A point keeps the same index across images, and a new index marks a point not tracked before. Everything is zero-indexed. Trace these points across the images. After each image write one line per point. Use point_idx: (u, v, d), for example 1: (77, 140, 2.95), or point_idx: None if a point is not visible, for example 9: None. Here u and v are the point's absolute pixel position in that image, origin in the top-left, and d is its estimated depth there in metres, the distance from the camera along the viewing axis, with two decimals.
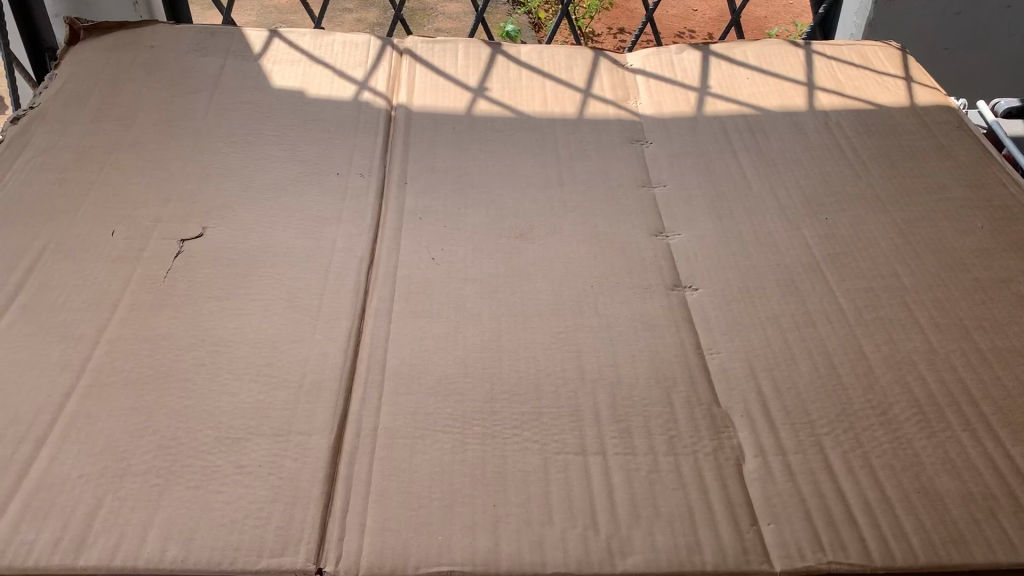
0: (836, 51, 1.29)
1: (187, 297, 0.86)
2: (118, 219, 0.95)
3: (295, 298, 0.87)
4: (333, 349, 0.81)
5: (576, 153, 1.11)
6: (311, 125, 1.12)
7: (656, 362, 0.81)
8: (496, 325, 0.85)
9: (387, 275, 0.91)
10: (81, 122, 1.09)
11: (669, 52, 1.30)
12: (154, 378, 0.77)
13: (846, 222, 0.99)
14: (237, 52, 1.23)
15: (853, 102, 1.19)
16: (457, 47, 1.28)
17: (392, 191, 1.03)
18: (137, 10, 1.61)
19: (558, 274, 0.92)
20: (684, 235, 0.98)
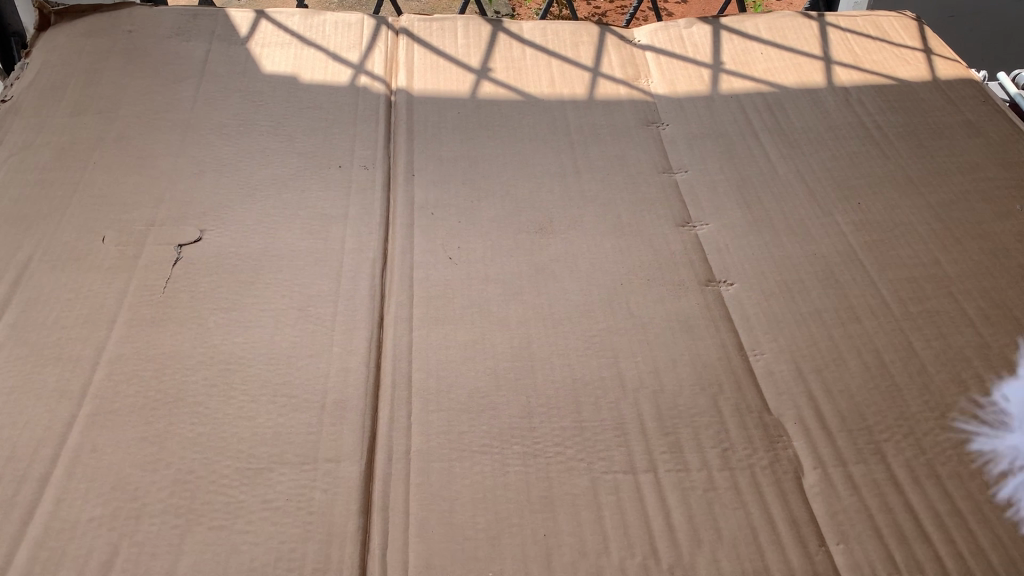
0: (850, 23, 1.24)
1: (191, 309, 0.79)
2: (108, 225, 0.88)
3: (307, 306, 0.81)
4: (355, 363, 0.75)
5: (590, 138, 1.05)
6: (307, 114, 1.05)
7: (700, 366, 0.77)
8: (525, 332, 0.80)
9: (404, 277, 0.85)
10: (59, 116, 1.01)
11: (678, 26, 1.24)
12: (163, 403, 0.71)
13: (879, 206, 0.94)
14: (223, 35, 1.15)
15: (873, 76, 1.14)
16: (456, 25, 1.21)
17: (400, 185, 0.97)
18: None
19: (585, 271, 0.87)
20: (712, 224, 0.93)
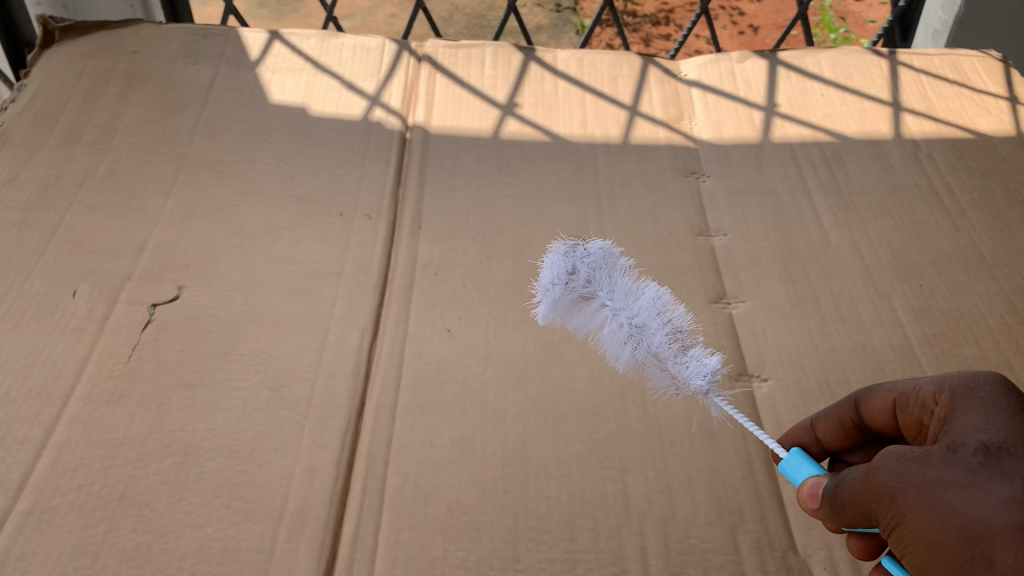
0: (926, 62, 1.11)
1: (154, 385, 0.72)
2: (82, 276, 0.81)
3: (281, 386, 0.73)
4: (325, 461, 0.67)
5: (620, 190, 0.95)
6: (312, 152, 0.97)
7: (718, 488, 0.67)
8: (522, 428, 0.70)
9: (394, 353, 0.76)
10: (49, 146, 0.94)
11: (730, 60, 1.12)
12: (105, 502, 0.63)
13: (945, 289, 0.82)
14: (232, 58, 1.08)
15: (948, 128, 1.01)
16: (484, 53, 1.12)
17: (403, 237, 0.88)
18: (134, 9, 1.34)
19: (598, 355, 0.77)
20: (748, 303, 0.82)
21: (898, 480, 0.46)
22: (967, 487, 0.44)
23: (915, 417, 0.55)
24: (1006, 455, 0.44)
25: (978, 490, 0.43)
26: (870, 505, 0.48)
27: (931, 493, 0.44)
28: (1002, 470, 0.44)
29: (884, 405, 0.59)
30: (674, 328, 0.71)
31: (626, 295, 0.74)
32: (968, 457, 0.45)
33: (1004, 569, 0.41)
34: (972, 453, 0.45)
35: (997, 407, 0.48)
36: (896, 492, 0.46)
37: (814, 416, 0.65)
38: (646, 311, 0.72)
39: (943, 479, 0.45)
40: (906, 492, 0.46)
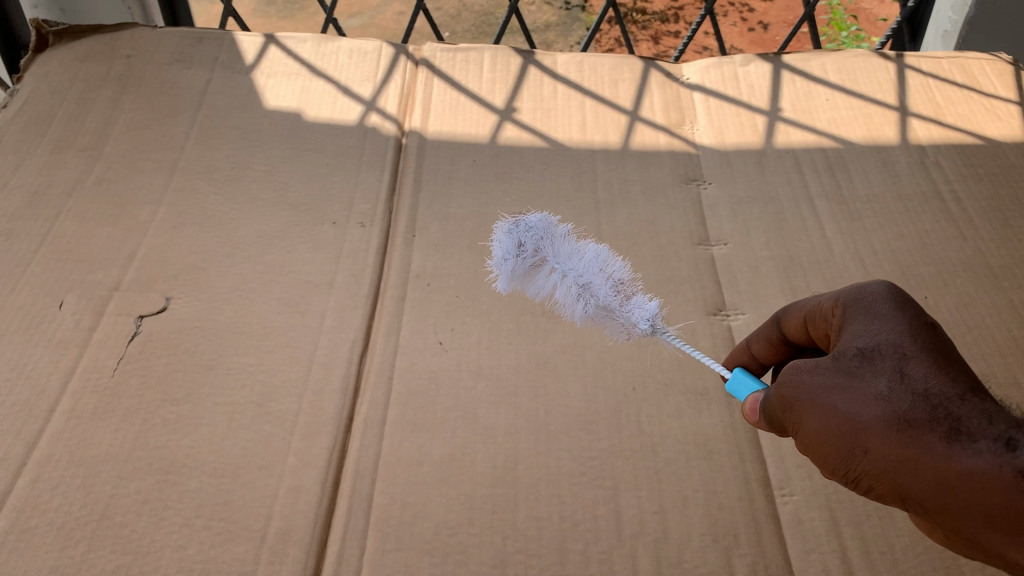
0: (934, 65, 1.08)
1: (139, 400, 0.70)
2: (69, 286, 0.80)
3: (267, 401, 0.71)
4: (311, 480, 0.66)
5: (618, 197, 0.93)
6: (306, 158, 0.95)
7: (713, 509, 0.65)
8: (514, 446, 0.69)
9: (384, 366, 0.74)
10: (39, 152, 0.93)
11: (733, 63, 1.10)
12: (85, 523, 0.62)
13: (950, 302, 0.80)
14: (227, 62, 1.06)
15: (955, 134, 0.99)
16: (483, 56, 1.10)
17: (396, 246, 0.86)
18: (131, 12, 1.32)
19: (593, 368, 0.75)
20: (747, 316, 0.80)
21: (797, 390, 0.50)
22: (847, 386, 0.48)
23: (822, 329, 0.56)
24: (881, 352, 0.48)
25: (857, 390, 0.47)
26: (780, 415, 0.53)
27: (820, 398, 0.49)
28: (878, 367, 0.47)
29: (795, 321, 0.59)
30: (616, 277, 0.74)
31: (571, 255, 0.75)
32: (848, 358, 0.49)
33: (876, 454, 0.45)
34: (850, 357, 0.49)
35: (878, 312, 0.51)
36: (794, 401, 0.50)
37: (749, 337, 0.65)
38: (592, 268, 0.74)
39: (827, 382, 0.49)
40: (801, 400, 0.50)
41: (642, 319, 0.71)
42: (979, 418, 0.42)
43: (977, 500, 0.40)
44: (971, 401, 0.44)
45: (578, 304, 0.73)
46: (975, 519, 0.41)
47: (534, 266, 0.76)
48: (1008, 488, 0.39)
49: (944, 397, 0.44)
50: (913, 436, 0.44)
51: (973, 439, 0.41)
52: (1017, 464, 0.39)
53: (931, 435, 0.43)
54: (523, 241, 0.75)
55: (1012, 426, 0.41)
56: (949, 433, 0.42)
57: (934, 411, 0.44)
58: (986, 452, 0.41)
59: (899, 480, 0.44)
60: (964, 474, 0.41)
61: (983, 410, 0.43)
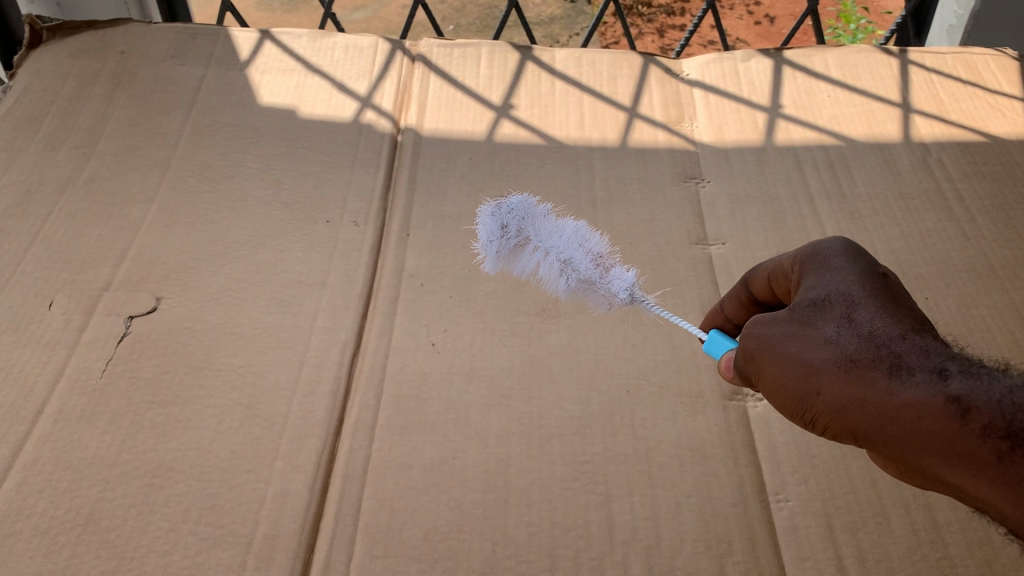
0: (938, 61, 1.07)
1: (127, 402, 0.70)
2: (59, 286, 0.79)
3: (257, 404, 0.70)
4: (300, 484, 0.65)
5: (616, 195, 0.91)
6: (300, 156, 0.94)
7: (707, 515, 0.64)
8: (505, 450, 0.68)
9: (376, 368, 0.73)
10: (31, 150, 0.92)
11: (734, 59, 1.08)
12: (70, 527, 0.61)
13: (952, 303, 0.79)
14: (222, 59, 1.05)
15: (958, 131, 0.97)
16: (480, 52, 1.09)
17: (390, 245, 0.85)
18: (129, 8, 1.31)
19: (587, 371, 0.74)
20: None
21: (757, 342, 0.50)
22: (801, 334, 0.47)
23: (785, 285, 0.54)
24: (832, 300, 0.48)
25: (809, 337, 0.47)
26: (745, 369, 0.53)
27: (776, 347, 0.48)
28: (829, 314, 0.47)
29: (762, 281, 0.57)
30: (596, 251, 0.73)
31: (553, 233, 0.73)
32: (802, 307, 0.49)
33: (827, 396, 0.45)
34: (803, 306, 0.48)
35: (832, 262, 0.50)
36: (753, 351, 0.50)
37: (722, 298, 0.63)
38: (573, 243, 0.73)
39: (781, 331, 0.48)
40: (760, 351, 0.49)
41: (622, 289, 0.70)
42: (919, 354, 0.42)
43: (913, 432, 0.40)
44: (914, 339, 0.43)
45: (562, 278, 0.71)
46: (912, 450, 0.40)
47: (517, 245, 0.74)
48: (939, 416, 0.38)
49: (887, 336, 0.44)
50: (858, 376, 0.43)
51: (911, 373, 0.41)
52: (948, 391, 0.39)
53: (874, 374, 0.42)
54: (507, 222, 0.73)
55: (950, 359, 0.41)
56: (890, 370, 0.42)
57: (878, 351, 0.43)
58: (922, 383, 0.40)
59: (849, 419, 0.44)
60: (902, 406, 0.40)
61: (925, 346, 0.42)
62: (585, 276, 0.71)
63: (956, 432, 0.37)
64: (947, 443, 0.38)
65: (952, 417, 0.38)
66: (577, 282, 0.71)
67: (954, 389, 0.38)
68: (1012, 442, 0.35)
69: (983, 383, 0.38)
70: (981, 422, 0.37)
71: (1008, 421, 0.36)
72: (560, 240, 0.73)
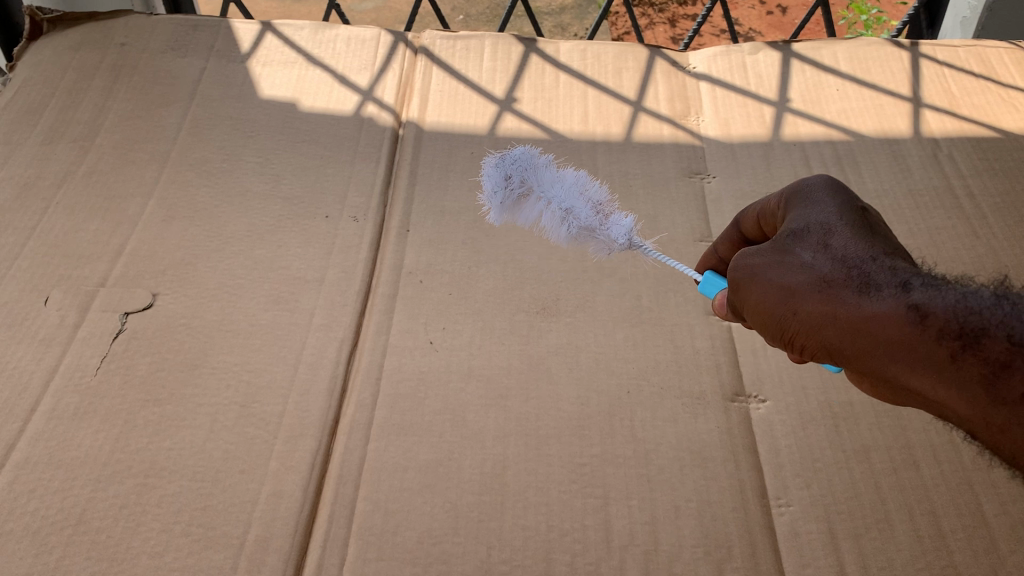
0: (950, 54, 1.04)
1: (121, 400, 0.69)
2: (55, 282, 0.78)
3: (251, 403, 0.69)
4: (293, 485, 0.64)
5: (620, 191, 0.90)
6: (300, 149, 0.93)
7: (707, 520, 0.63)
8: (502, 452, 0.67)
9: (373, 367, 0.72)
10: (29, 143, 0.91)
11: (741, 51, 1.06)
12: (61, 528, 0.61)
13: None
14: (223, 51, 1.04)
15: (970, 126, 0.95)
16: (484, 44, 1.08)
17: (389, 240, 0.84)
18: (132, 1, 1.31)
19: (586, 370, 0.73)
20: None
21: (740, 271, 0.54)
22: (782, 262, 0.52)
23: (770, 222, 0.59)
24: (812, 230, 0.52)
25: (789, 264, 0.51)
26: (733, 299, 0.57)
27: (758, 274, 0.53)
28: (807, 243, 0.52)
29: (752, 221, 0.62)
30: (596, 200, 0.78)
31: (554, 182, 0.78)
32: (784, 239, 0.53)
33: (803, 315, 0.50)
34: (785, 237, 0.53)
35: (814, 197, 0.55)
36: (737, 279, 0.54)
37: (715, 241, 0.68)
38: (574, 192, 0.77)
39: (765, 260, 0.53)
40: (743, 280, 0.54)
41: (620, 235, 0.75)
42: (886, 273, 0.47)
43: (878, 340, 0.45)
44: (882, 260, 0.48)
45: (563, 226, 0.76)
46: (877, 357, 0.45)
47: (519, 196, 0.78)
48: (902, 324, 0.43)
49: (859, 260, 0.49)
50: (833, 296, 0.48)
51: (879, 289, 0.46)
52: (909, 301, 0.44)
53: (846, 293, 0.47)
54: (510, 173, 0.77)
55: (913, 275, 0.46)
56: (860, 288, 0.47)
57: (850, 273, 0.48)
58: (887, 297, 0.45)
59: (821, 336, 0.49)
60: (870, 317, 0.45)
61: (891, 266, 0.47)
62: (585, 225, 0.76)
63: (916, 336, 0.43)
64: (909, 348, 0.43)
65: (911, 322, 0.43)
66: (577, 231, 0.76)
67: (914, 299, 0.44)
68: (964, 342, 0.41)
69: (940, 293, 0.43)
70: (937, 326, 0.42)
71: (962, 325, 0.41)
72: (560, 190, 0.77)
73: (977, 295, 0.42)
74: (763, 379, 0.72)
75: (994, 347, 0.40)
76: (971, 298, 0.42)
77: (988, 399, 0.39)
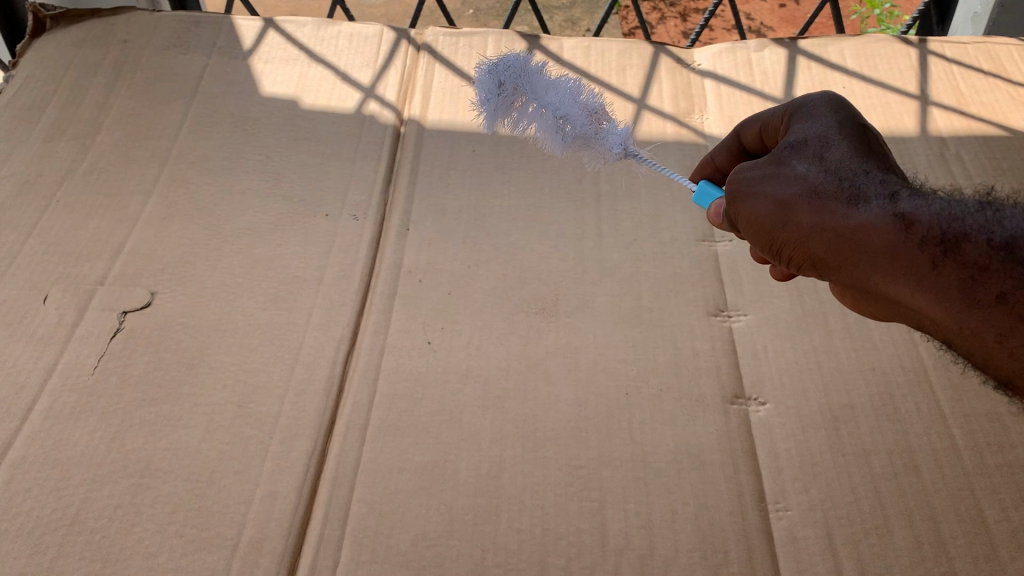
0: (959, 51, 1.03)
1: (117, 399, 0.69)
2: (54, 280, 0.78)
3: (248, 403, 0.69)
4: (288, 486, 0.64)
5: (622, 190, 0.89)
6: (301, 147, 0.93)
7: (704, 523, 0.62)
8: (498, 455, 0.66)
9: (370, 367, 0.72)
10: (31, 140, 0.91)
11: (747, 49, 1.05)
12: (55, 528, 0.61)
13: None
14: (225, 49, 1.04)
15: (978, 124, 0.94)
16: (487, 41, 1.07)
17: (389, 238, 0.83)
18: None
19: (585, 371, 0.72)
20: (750, 316, 0.77)
21: (737, 183, 0.57)
22: (778, 174, 0.55)
23: (773, 133, 0.62)
24: (810, 142, 0.55)
25: (785, 176, 0.54)
26: (726, 209, 0.60)
27: (753, 187, 0.56)
28: (805, 156, 0.55)
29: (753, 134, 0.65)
30: (593, 104, 0.73)
31: (550, 86, 0.72)
32: (782, 150, 0.56)
33: (794, 226, 0.53)
34: (784, 150, 0.56)
35: (815, 111, 0.58)
36: (734, 191, 0.57)
37: (712, 151, 0.70)
38: (570, 97, 0.72)
39: (761, 172, 0.56)
40: (739, 191, 0.57)
41: (616, 144, 0.72)
42: (876, 185, 0.51)
43: (864, 248, 0.49)
44: (873, 172, 0.52)
45: (556, 134, 0.72)
46: (863, 264, 0.50)
47: (514, 102, 0.73)
48: (888, 232, 0.48)
49: (853, 173, 0.52)
50: (824, 207, 0.52)
51: (868, 201, 0.50)
52: (897, 211, 0.48)
53: (836, 204, 0.51)
54: (505, 81, 0.72)
55: (901, 186, 0.50)
56: (849, 198, 0.51)
57: (842, 184, 0.52)
58: (875, 207, 0.49)
59: (809, 245, 0.52)
60: (858, 227, 0.49)
61: (881, 178, 0.51)
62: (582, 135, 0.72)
63: (901, 243, 0.47)
64: (894, 254, 0.48)
65: (898, 231, 0.47)
66: (572, 141, 0.73)
67: (902, 210, 0.48)
68: (945, 248, 0.46)
69: (925, 204, 0.47)
70: (920, 232, 0.46)
71: (943, 232, 0.46)
72: (556, 95, 0.72)
73: (959, 203, 0.47)
74: (763, 381, 0.72)
75: (972, 251, 0.45)
76: (953, 209, 0.47)
77: (964, 302, 0.45)
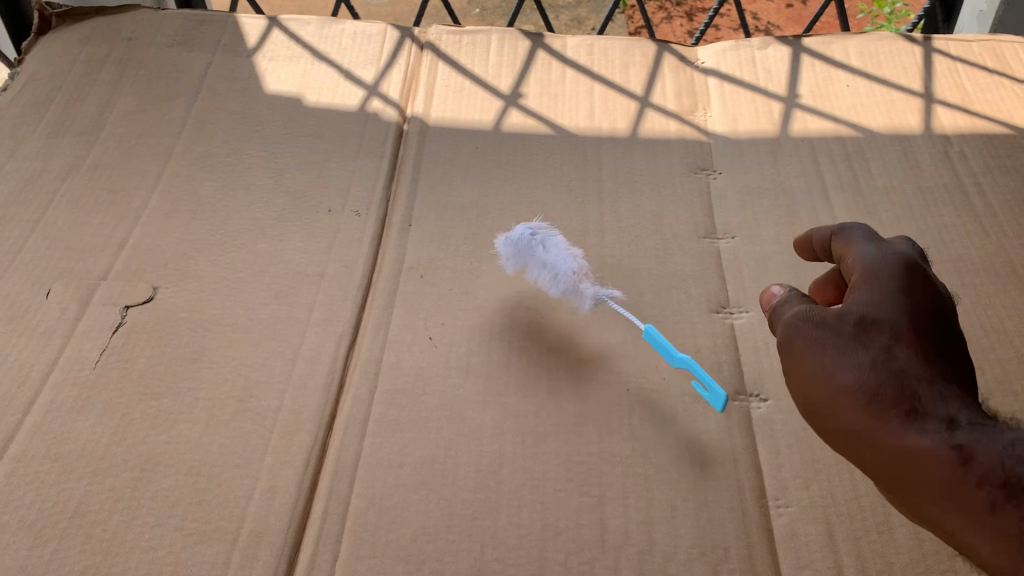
0: (964, 49, 1.03)
1: (119, 393, 0.69)
2: (57, 275, 0.78)
3: (249, 397, 0.69)
4: (288, 480, 0.64)
5: (624, 187, 0.89)
6: (305, 144, 0.93)
7: (703, 520, 0.62)
8: (498, 450, 0.66)
9: (371, 363, 0.72)
10: (36, 136, 0.92)
11: (751, 47, 1.05)
12: (56, 520, 0.61)
13: (967, 304, 0.76)
14: (229, 46, 1.05)
15: (983, 122, 0.94)
16: (490, 39, 1.07)
17: (391, 234, 0.83)
18: None
19: (586, 368, 0.72)
20: (752, 313, 0.77)
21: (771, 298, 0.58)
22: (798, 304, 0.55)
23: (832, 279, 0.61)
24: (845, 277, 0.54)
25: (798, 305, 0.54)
26: (769, 307, 0.60)
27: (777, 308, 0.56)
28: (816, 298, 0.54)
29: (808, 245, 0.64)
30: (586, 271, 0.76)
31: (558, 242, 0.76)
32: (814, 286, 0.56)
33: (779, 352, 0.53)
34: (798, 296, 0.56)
35: (887, 288, 0.50)
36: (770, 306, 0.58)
37: None
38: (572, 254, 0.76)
39: (787, 300, 0.56)
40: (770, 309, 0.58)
41: (599, 291, 0.74)
42: (886, 337, 0.47)
43: (818, 403, 0.48)
44: (931, 378, 0.45)
45: (550, 272, 0.74)
46: (816, 415, 0.49)
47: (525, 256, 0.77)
48: (853, 397, 0.46)
49: (847, 312, 0.50)
50: (808, 336, 0.51)
51: (851, 346, 0.48)
52: (874, 377, 0.46)
53: (821, 334, 0.50)
54: (522, 242, 0.76)
55: (961, 411, 0.44)
56: (841, 335, 0.49)
57: (838, 316, 0.50)
58: (854, 355, 0.48)
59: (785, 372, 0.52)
60: (817, 376, 0.49)
61: (914, 367, 0.46)
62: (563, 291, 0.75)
63: (863, 410, 0.45)
64: (846, 419, 0.46)
65: (862, 398, 0.46)
66: (555, 292, 0.75)
67: (886, 381, 0.45)
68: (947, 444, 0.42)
69: (948, 406, 0.44)
70: (884, 404, 0.45)
71: (932, 412, 0.43)
72: (558, 253, 0.75)
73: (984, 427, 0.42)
74: (765, 378, 0.71)
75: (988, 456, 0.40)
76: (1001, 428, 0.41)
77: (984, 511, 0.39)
